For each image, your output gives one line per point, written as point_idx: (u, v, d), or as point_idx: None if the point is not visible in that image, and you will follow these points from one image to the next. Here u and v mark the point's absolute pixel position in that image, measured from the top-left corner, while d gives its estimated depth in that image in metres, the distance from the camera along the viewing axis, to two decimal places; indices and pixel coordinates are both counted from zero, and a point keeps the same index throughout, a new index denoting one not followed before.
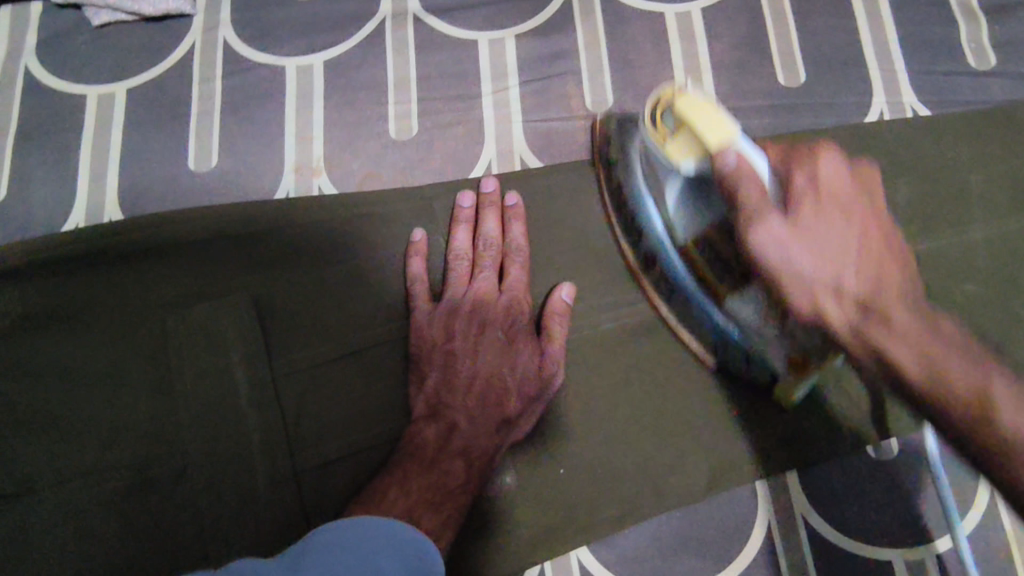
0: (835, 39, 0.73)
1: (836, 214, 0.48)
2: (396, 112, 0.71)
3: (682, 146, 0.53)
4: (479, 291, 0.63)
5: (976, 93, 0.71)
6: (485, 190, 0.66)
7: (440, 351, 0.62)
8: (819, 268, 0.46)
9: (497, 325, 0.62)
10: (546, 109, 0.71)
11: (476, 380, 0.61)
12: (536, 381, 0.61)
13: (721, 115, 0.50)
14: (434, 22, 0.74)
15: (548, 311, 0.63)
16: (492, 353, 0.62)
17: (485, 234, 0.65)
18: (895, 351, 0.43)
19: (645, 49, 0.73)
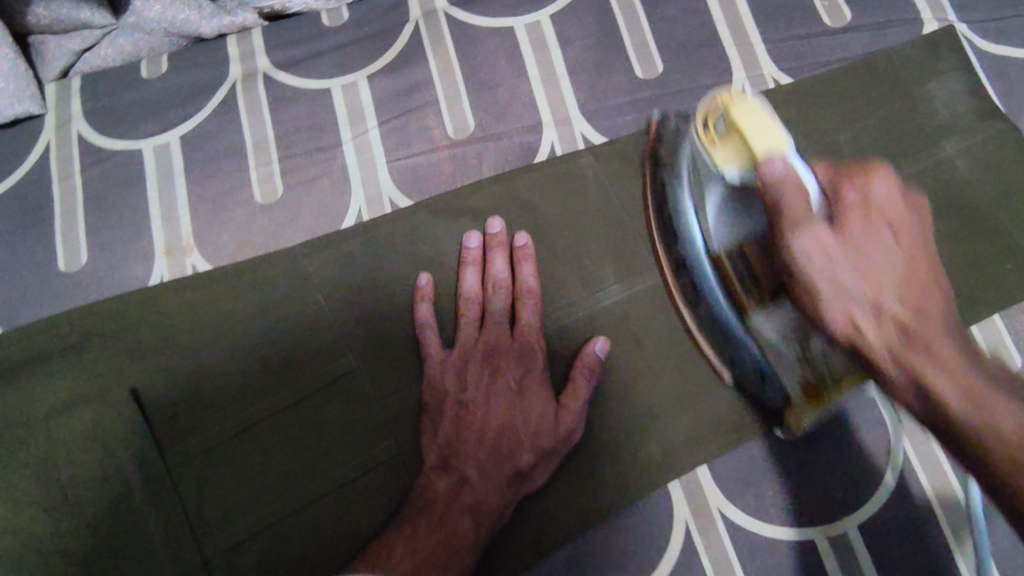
0: (687, 23, 0.72)
1: (881, 232, 0.47)
2: (259, 175, 0.70)
3: (728, 153, 0.51)
4: (492, 340, 0.61)
5: (836, 51, 0.70)
6: (472, 240, 0.64)
7: (454, 402, 0.60)
8: (836, 263, 0.45)
9: (509, 372, 0.60)
10: (409, 146, 0.70)
11: (487, 434, 0.59)
12: (553, 438, 0.58)
13: (768, 122, 0.48)
14: (284, 76, 0.73)
15: (576, 363, 0.61)
16: (503, 403, 0.59)
17: (493, 276, 0.63)
18: (930, 378, 0.41)
19: (500, 66, 0.72)
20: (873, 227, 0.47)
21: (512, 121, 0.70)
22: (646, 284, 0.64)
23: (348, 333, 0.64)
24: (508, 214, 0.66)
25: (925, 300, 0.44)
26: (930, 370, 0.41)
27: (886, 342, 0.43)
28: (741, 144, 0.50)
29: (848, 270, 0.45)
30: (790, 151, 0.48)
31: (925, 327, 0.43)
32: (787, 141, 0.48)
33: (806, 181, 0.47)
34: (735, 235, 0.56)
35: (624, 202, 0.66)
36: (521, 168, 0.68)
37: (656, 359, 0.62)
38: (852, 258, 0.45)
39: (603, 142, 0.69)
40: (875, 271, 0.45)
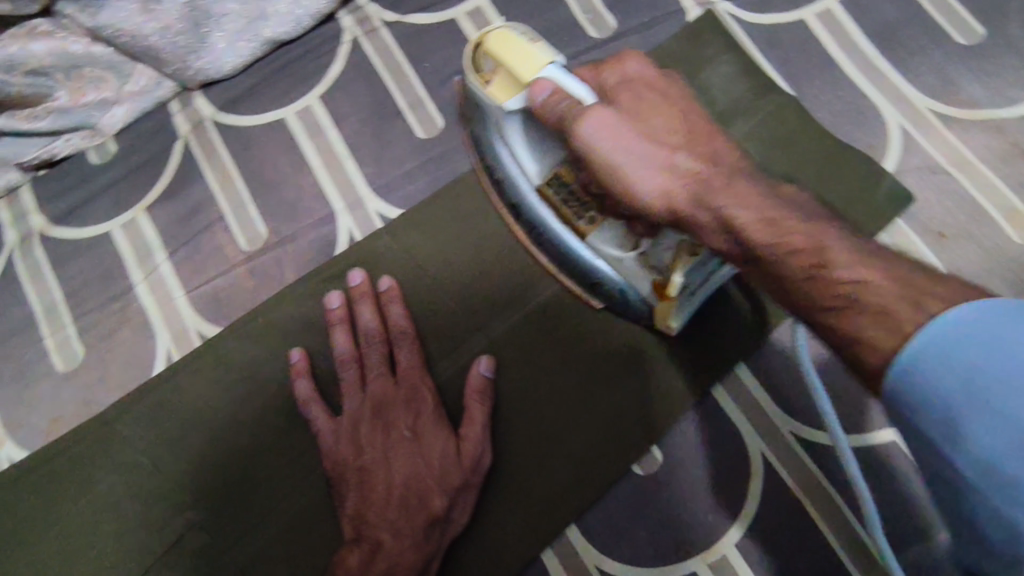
0: (457, 69, 0.69)
1: (655, 117, 0.48)
2: (56, 343, 0.66)
3: (503, 89, 0.50)
4: (377, 393, 0.58)
5: (609, 60, 0.68)
6: (334, 302, 0.61)
7: (353, 469, 0.56)
8: (623, 139, 0.45)
9: (401, 421, 0.57)
10: (205, 270, 0.66)
11: (394, 493, 0.54)
12: (459, 473, 0.55)
13: (524, 67, 0.48)
14: (61, 231, 0.69)
15: (466, 389, 0.59)
16: (403, 456, 0.55)
17: (361, 327, 0.60)
18: (735, 216, 0.41)
19: (280, 162, 0.69)
20: (651, 118, 0.48)
21: (304, 217, 0.67)
22: (472, 352, 0.62)
23: (185, 480, 0.60)
24: (319, 316, 0.63)
25: (648, 112, 0.48)
26: (801, 250, 0.38)
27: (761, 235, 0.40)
28: (512, 79, 0.49)
29: (643, 178, 0.45)
30: (555, 69, 0.47)
31: (684, 189, 0.43)
32: (552, 58, 0.48)
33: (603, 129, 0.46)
34: (553, 159, 0.56)
35: (432, 269, 0.64)
36: (321, 264, 0.65)
37: (543, 373, 0.61)
38: (635, 139, 0.46)
39: (398, 215, 0.66)
40: (722, 202, 0.42)
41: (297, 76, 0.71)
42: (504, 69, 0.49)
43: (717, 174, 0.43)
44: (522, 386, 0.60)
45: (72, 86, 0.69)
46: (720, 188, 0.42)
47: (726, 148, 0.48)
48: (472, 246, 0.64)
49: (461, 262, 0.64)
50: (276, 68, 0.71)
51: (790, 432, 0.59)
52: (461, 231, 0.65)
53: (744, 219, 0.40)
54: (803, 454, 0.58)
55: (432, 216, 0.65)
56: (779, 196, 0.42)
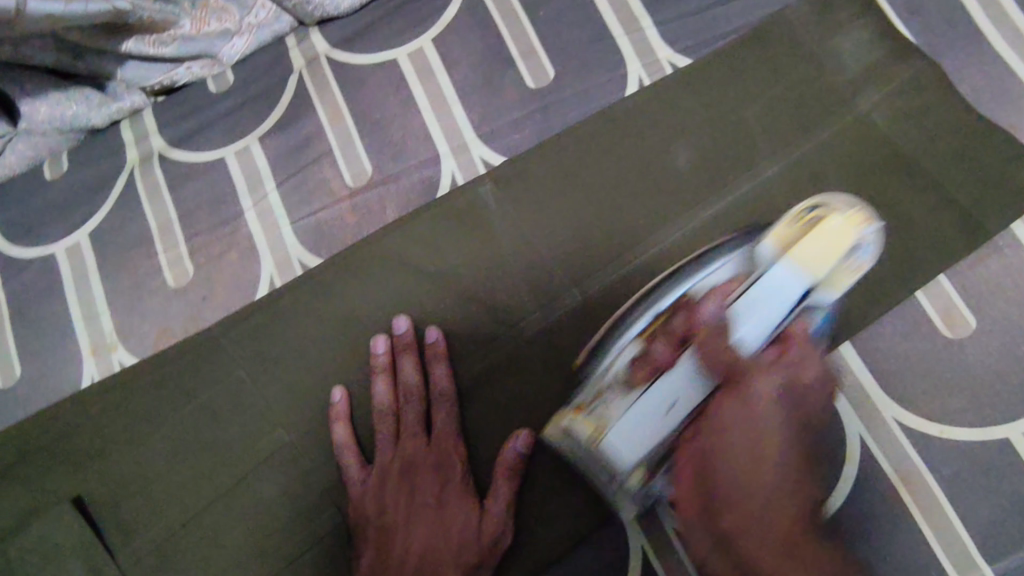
0: (573, 18, 0.68)
1: (756, 433, 0.43)
2: (168, 260, 0.69)
3: (786, 233, 0.50)
4: (409, 454, 0.58)
5: (732, 19, 0.66)
6: (336, 395, 0.61)
7: (375, 528, 0.57)
8: (753, 414, 0.44)
9: (426, 488, 0.58)
10: (311, 202, 0.68)
11: (410, 559, 0.56)
12: (482, 550, 0.56)
13: (844, 240, 0.48)
14: (179, 153, 0.72)
15: (497, 464, 0.58)
16: (426, 522, 0.57)
17: (376, 404, 0.60)
18: (727, 432, 0.44)
19: (389, 102, 0.69)
20: (754, 420, 0.44)
21: (409, 158, 0.68)
22: (567, 307, 0.61)
23: (277, 400, 0.63)
24: (418, 255, 0.64)
25: (721, 443, 0.44)
26: (750, 423, 0.44)
27: (789, 548, 0.42)
28: (799, 234, 0.49)
29: (760, 417, 0.44)
30: (805, 280, 0.48)
31: (733, 407, 0.44)
32: (800, 282, 0.48)
33: (756, 297, 0.48)
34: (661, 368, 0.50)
35: (530, 222, 0.63)
36: (423, 206, 0.66)
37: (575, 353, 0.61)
38: (738, 417, 0.44)
39: (502, 162, 0.66)
40: (739, 456, 0.43)
41: (411, 17, 0.71)
42: (813, 225, 0.49)
43: (741, 438, 0.43)
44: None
45: (196, 17, 0.71)
46: (740, 437, 0.43)
47: (766, 471, 0.43)
48: (573, 202, 0.63)
49: (563, 216, 0.63)
50: (390, 9, 0.72)
51: (891, 416, 0.55)
52: (562, 186, 0.64)
53: (732, 431, 0.43)
54: (903, 440, 0.55)
55: (536, 168, 0.65)
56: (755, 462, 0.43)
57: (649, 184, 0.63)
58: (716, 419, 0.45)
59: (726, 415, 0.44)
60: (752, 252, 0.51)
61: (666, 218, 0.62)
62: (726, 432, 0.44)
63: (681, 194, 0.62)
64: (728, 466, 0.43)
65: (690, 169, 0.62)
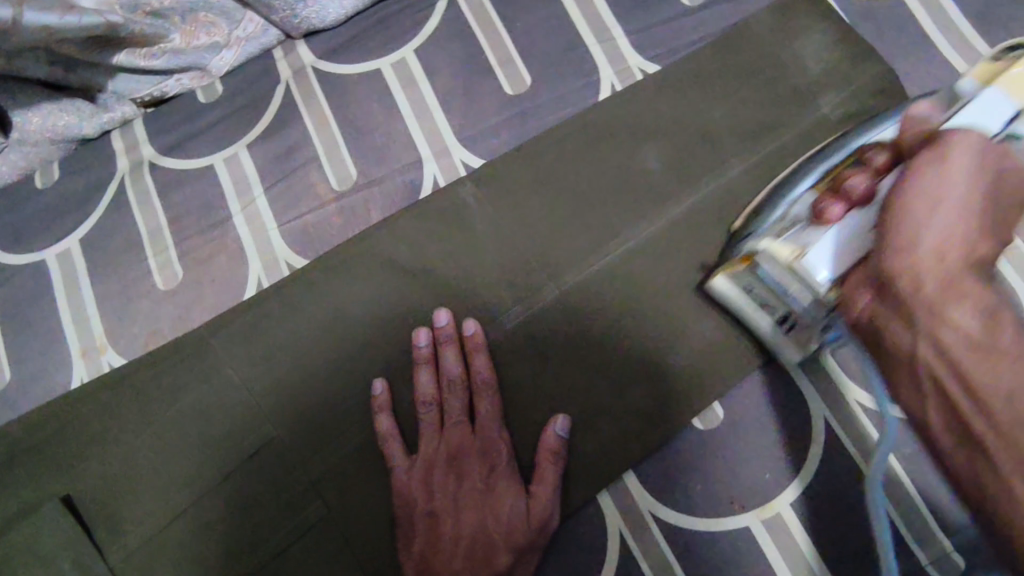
0: (548, 28, 0.72)
1: (968, 283, 0.36)
2: (158, 263, 0.71)
3: (940, 96, 0.50)
4: (454, 443, 0.61)
5: (697, 29, 0.70)
6: (376, 387, 0.63)
7: (423, 514, 0.59)
8: (926, 222, 0.38)
9: (473, 473, 0.60)
10: (298, 205, 0.71)
11: (461, 544, 0.58)
12: (528, 535, 0.57)
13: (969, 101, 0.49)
14: (168, 161, 0.74)
15: (540, 448, 0.60)
16: (473, 509, 0.59)
17: (420, 395, 0.62)
18: (918, 253, 0.37)
19: (374, 110, 0.72)
20: (930, 229, 0.38)
21: (393, 162, 0.71)
22: (548, 301, 0.64)
23: (266, 396, 0.65)
24: (403, 253, 0.67)
25: (907, 225, 0.39)
26: (914, 251, 0.38)
27: (981, 274, 0.37)
28: (950, 96, 0.50)
29: (957, 183, 0.39)
30: (962, 109, 0.47)
31: (956, 269, 0.36)
32: (982, 114, 0.46)
33: (961, 118, 0.46)
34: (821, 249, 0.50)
35: (510, 219, 0.66)
36: (407, 207, 0.68)
37: (556, 347, 0.63)
38: (933, 218, 0.38)
39: (482, 164, 0.69)
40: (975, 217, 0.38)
41: (394, 29, 0.74)
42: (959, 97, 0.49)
43: (941, 241, 0.37)
44: (575, 349, 0.63)
45: (186, 30, 0.74)
46: (945, 241, 0.37)
47: (967, 286, 0.36)
48: (552, 200, 0.66)
49: (543, 213, 0.66)
50: (374, 22, 0.75)
51: (853, 400, 0.61)
52: (542, 186, 0.67)
53: (927, 235, 0.38)
54: (864, 421, 0.60)
55: (514, 170, 0.68)
56: (966, 298, 0.36)
57: (624, 183, 0.66)
58: (915, 180, 0.40)
59: (919, 186, 0.39)
60: (924, 104, 0.50)
61: (639, 215, 0.65)
62: (920, 189, 0.39)
63: (654, 191, 0.65)
64: (917, 255, 0.37)
65: (662, 168, 0.66)
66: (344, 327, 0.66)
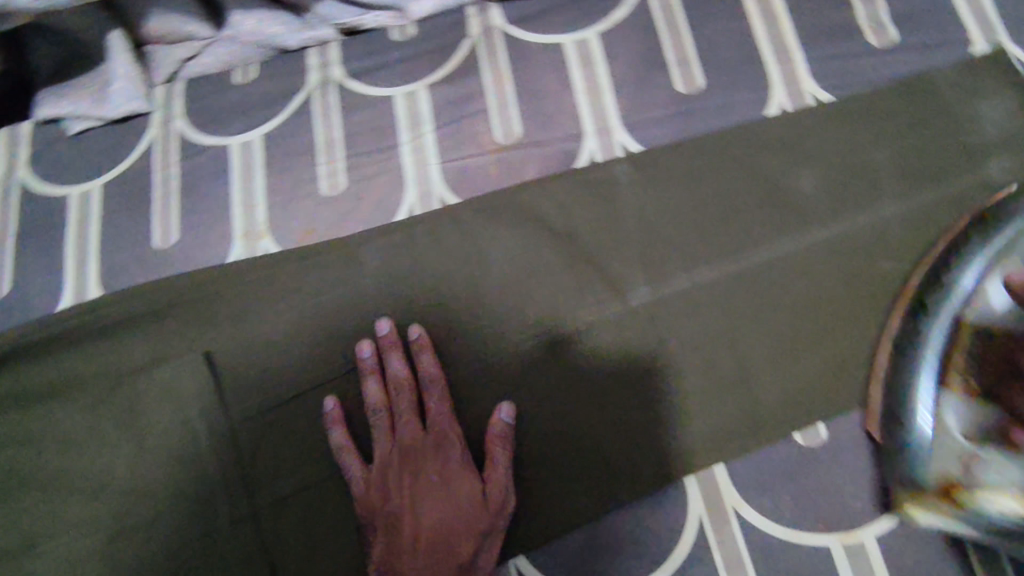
0: (732, 38, 0.75)
1: None
2: (326, 171, 0.78)
3: None
4: (406, 443, 0.64)
5: (878, 70, 0.72)
6: (328, 404, 0.67)
7: (383, 514, 0.61)
8: None
9: (428, 468, 0.62)
10: (461, 149, 0.76)
11: (424, 533, 0.60)
12: (483, 521, 0.60)
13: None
14: (354, 84, 0.81)
15: (490, 431, 0.64)
16: (435, 499, 0.61)
17: (368, 401, 0.66)
18: None
19: (550, 79, 0.77)
20: None
21: (557, 130, 0.75)
22: (675, 290, 0.67)
23: (397, 312, 0.71)
24: (549, 214, 0.71)
25: None
26: None
27: None
28: None
29: None
30: None
31: None
32: None
33: None
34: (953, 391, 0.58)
35: (656, 206, 0.70)
36: (562, 172, 0.73)
37: (675, 334, 0.66)
38: None
39: (641, 150, 0.73)
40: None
41: (585, 10, 0.79)
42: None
43: None
44: (691, 340, 0.66)
45: None
46: None
47: None
48: (700, 198, 0.70)
49: (688, 208, 0.70)
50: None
51: None
52: (692, 184, 0.70)
53: None
54: None
55: (670, 163, 0.71)
56: None
57: (773, 199, 0.68)
58: None
59: None
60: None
61: (781, 232, 0.67)
62: None
63: (800, 212, 0.68)
64: None
65: (813, 193, 0.68)
66: (482, 268, 0.71)
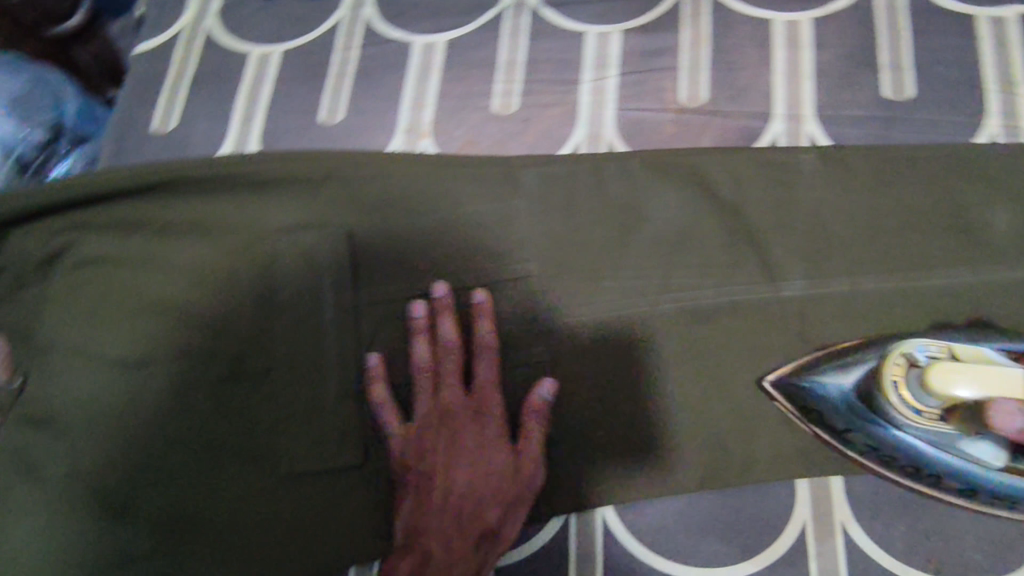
0: (952, 57, 0.72)
1: None
2: (501, 90, 0.78)
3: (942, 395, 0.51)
4: (446, 409, 0.66)
5: None
6: (369, 360, 0.68)
7: (414, 474, 0.65)
8: None
9: (467, 435, 0.66)
10: (642, 100, 0.75)
11: (451, 500, 0.64)
12: (516, 488, 0.64)
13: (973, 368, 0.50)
14: (548, 12, 0.81)
15: (525, 403, 0.65)
16: (467, 472, 0.65)
17: (416, 362, 0.67)
18: None
19: (750, 53, 0.75)
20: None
21: (745, 105, 0.73)
22: (834, 291, 0.65)
23: (542, 242, 0.70)
24: (720, 186, 0.70)
25: None
26: None
27: None
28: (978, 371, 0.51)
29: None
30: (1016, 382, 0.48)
31: None
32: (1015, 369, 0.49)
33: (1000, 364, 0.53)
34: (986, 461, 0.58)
35: (834, 204, 0.67)
36: (742, 148, 0.71)
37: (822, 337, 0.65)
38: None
39: (830, 145, 0.70)
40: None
41: None
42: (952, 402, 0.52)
43: None
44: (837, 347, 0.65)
45: None
46: None
47: None
48: (883, 208, 0.67)
49: (868, 215, 0.66)
50: None
51: None
52: (877, 192, 0.67)
53: None
54: None
55: (859, 165, 0.68)
56: None
57: (961, 227, 0.65)
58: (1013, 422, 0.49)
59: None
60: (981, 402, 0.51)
61: (961, 263, 0.64)
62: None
63: (987, 248, 0.64)
64: None
65: (1006, 232, 0.64)
66: (638, 222, 0.70)
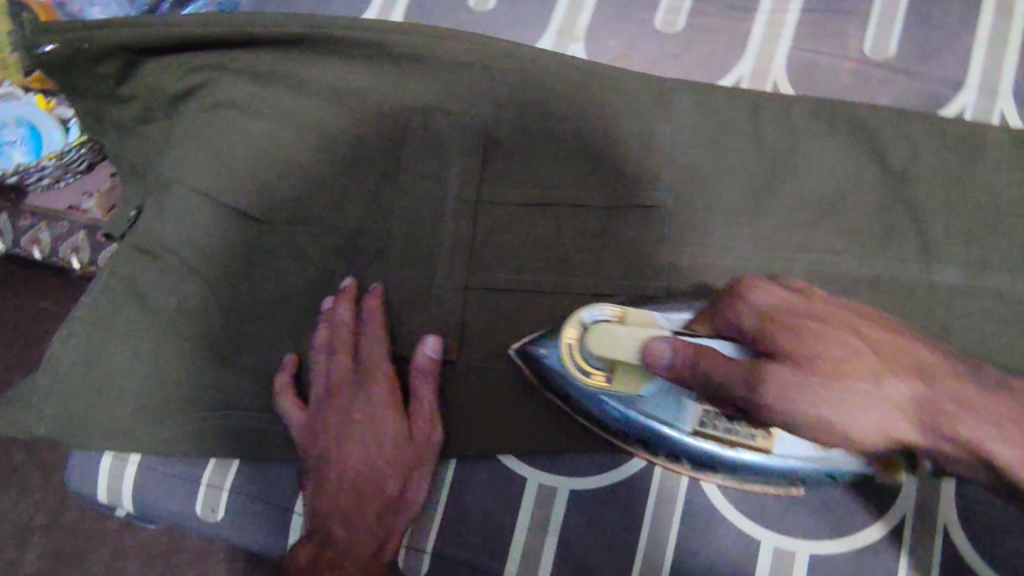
0: None
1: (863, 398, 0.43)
2: (668, 6, 0.73)
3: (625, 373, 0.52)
4: (337, 389, 0.64)
5: None
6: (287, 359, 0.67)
7: (313, 455, 0.63)
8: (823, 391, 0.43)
9: (359, 417, 0.63)
10: (820, 43, 0.69)
11: (349, 474, 0.62)
12: (413, 461, 0.62)
13: (628, 349, 0.49)
14: None
15: (413, 367, 0.63)
16: (360, 444, 0.62)
17: (315, 343, 0.66)
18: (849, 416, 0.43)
19: (952, 12, 0.68)
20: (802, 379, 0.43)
21: (935, 68, 0.67)
22: (994, 284, 0.61)
23: (685, 172, 0.66)
24: (892, 147, 0.64)
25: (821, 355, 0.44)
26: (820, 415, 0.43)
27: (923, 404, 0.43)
28: None
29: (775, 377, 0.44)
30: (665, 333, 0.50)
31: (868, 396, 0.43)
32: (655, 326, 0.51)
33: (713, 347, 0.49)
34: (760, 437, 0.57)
35: (1013, 192, 0.62)
36: (923, 113, 0.65)
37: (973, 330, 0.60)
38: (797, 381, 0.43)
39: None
40: (831, 358, 0.43)
41: None
42: (618, 365, 0.52)
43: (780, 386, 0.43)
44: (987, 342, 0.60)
45: None
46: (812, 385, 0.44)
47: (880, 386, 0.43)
48: None
49: None
50: None
51: None
52: None
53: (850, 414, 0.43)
54: None
55: None
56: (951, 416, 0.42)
57: None
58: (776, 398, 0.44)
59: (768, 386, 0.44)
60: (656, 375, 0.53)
61: None
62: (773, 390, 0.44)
63: None
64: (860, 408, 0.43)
65: None
66: (793, 170, 0.65)
